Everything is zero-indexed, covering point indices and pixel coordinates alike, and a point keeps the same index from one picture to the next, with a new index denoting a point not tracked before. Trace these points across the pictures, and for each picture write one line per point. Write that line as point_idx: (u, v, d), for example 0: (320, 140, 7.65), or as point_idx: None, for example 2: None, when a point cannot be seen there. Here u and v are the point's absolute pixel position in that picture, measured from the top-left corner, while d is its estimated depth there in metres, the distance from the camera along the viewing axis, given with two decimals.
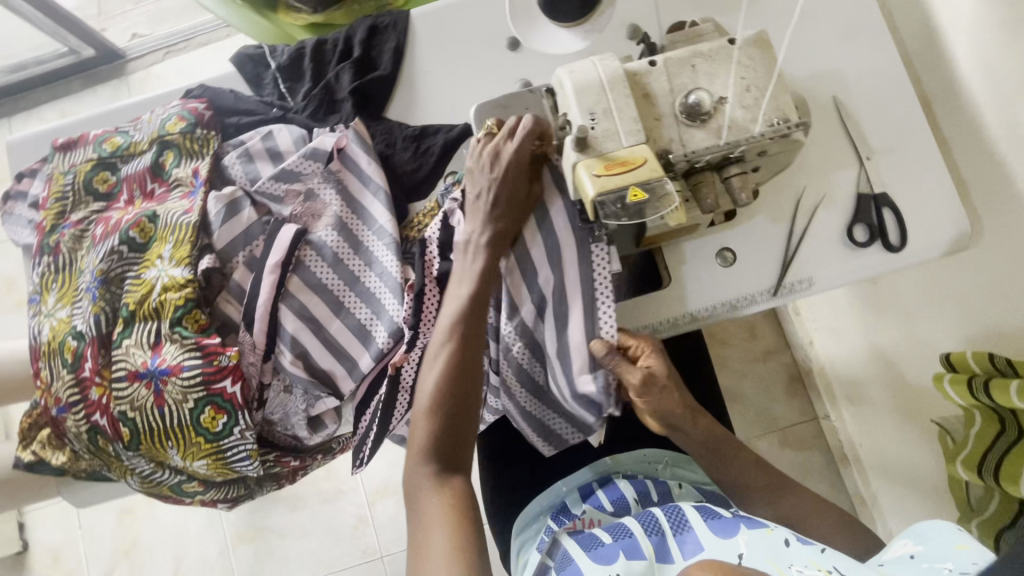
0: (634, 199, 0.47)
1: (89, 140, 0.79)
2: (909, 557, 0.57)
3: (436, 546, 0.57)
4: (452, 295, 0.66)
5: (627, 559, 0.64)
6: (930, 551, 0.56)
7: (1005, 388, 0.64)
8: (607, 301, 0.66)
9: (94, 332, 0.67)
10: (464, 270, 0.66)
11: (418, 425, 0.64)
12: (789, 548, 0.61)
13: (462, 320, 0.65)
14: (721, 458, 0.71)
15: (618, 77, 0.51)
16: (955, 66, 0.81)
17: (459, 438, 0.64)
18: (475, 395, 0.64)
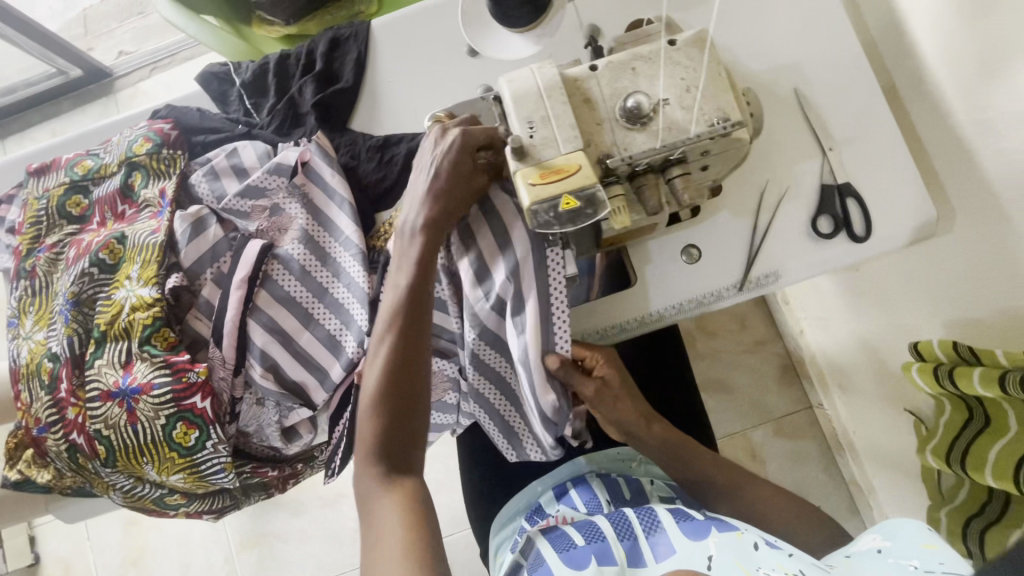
0: (567, 208, 0.49)
1: (61, 165, 0.81)
2: (876, 552, 0.57)
3: (390, 551, 0.54)
4: (394, 284, 0.65)
5: (598, 564, 0.63)
6: (897, 547, 0.55)
7: (968, 376, 0.68)
8: (562, 311, 0.66)
9: (68, 354, 0.69)
10: (405, 257, 0.65)
11: (364, 421, 0.61)
12: (757, 552, 0.61)
13: (404, 308, 0.63)
14: (677, 459, 0.74)
15: (554, 85, 0.51)
16: (919, 50, 0.80)
17: (408, 431, 0.61)
18: (420, 385, 0.62)
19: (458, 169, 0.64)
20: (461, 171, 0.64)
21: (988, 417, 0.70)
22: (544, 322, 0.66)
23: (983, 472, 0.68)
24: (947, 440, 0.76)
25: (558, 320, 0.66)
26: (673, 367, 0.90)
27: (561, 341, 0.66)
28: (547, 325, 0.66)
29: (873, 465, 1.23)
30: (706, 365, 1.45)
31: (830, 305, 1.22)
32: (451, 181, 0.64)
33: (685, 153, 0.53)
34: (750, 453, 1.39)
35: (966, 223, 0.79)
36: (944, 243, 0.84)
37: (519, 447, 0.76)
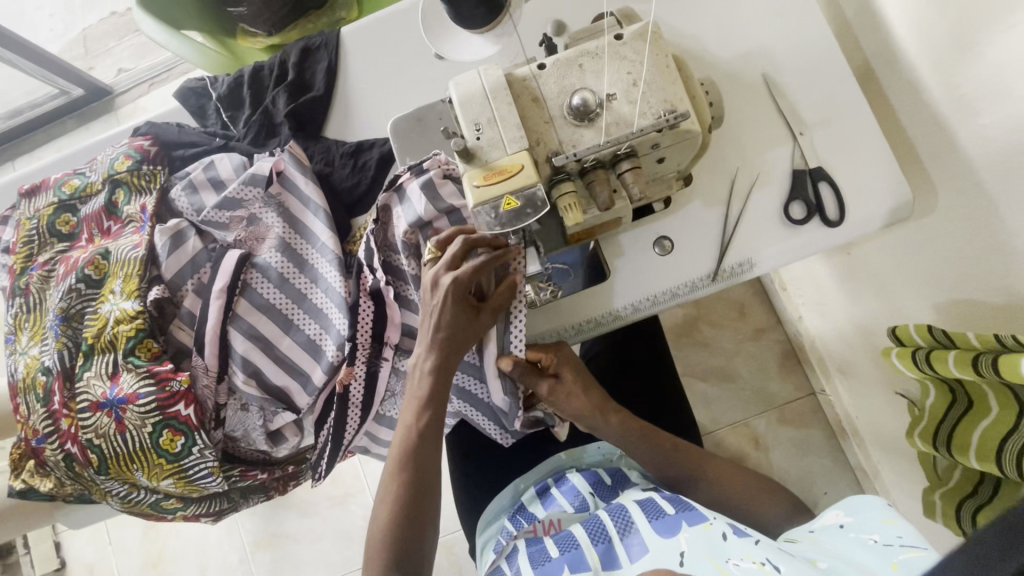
0: (508, 208, 0.50)
1: (50, 185, 0.84)
2: (839, 527, 0.61)
3: None
4: (418, 365, 0.66)
5: (571, 572, 0.64)
6: (860, 522, 0.59)
7: (944, 360, 0.67)
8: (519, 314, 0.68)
9: (59, 367, 0.72)
10: (425, 339, 0.66)
11: (384, 494, 0.65)
12: (726, 542, 0.62)
13: (427, 394, 0.65)
14: (647, 439, 0.75)
15: (499, 86, 0.52)
16: (892, 27, 0.78)
17: (419, 515, 0.64)
18: (433, 490, 0.66)
19: (457, 324, 0.64)
20: (461, 327, 0.64)
21: (970, 399, 0.69)
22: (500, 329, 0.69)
23: (967, 454, 0.68)
24: (934, 421, 0.75)
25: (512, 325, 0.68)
26: (655, 359, 0.90)
27: (515, 344, 0.69)
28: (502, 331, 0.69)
29: (876, 452, 1.22)
30: (704, 355, 1.44)
31: (824, 290, 1.21)
32: (451, 348, 0.65)
33: (633, 147, 0.53)
34: (752, 442, 1.38)
35: (948, 203, 0.78)
36: (927, 224, 0.83)
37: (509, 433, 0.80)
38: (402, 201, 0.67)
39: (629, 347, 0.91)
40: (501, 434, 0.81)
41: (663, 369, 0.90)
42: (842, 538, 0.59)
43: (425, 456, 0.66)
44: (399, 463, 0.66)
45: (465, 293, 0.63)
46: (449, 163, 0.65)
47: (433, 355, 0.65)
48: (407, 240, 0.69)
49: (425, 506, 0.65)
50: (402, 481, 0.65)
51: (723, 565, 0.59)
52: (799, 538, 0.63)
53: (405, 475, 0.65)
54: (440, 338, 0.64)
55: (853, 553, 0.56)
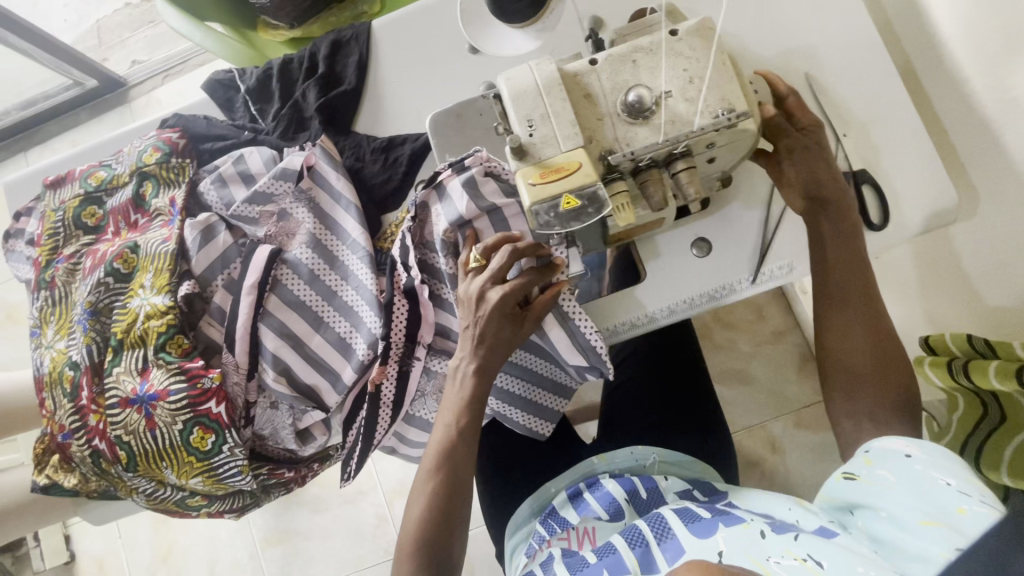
0: (568, 207, 0.48)
1: (76, 176, 0.82)
2: (904, 457, 0.58)
3: None
4: (459, 374, 0.66)
5: None
6: (926, 460, 0.56)
7: (983, 370, 0.66)
8: (576, 309, 0.67)
9: (87, 362, 0.71)
10: (466, 349, 0.65)
11: (414, 505, 0.64)
12: (765, 539, 0.61)
13: (465, 404, 0.65)
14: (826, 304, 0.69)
15: (552, 82, 0.51)
16: (937, 28, 0.77)
17: (449, 526, 0.63)
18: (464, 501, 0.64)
19: (501, 334, 0.63)
20: (505, 338, 0.64)
21: (1003, 413, 0.67)
22: (563, 321, 0.68)
23: (998, 470, 0.66)
24: (963, 433, 0.73)
25: (570, 308, 0.68)
26: (686, 360, 0.89)
27: (590, 333, 0.67)
28: (565, 323, 0.68)
29: None
30: (723, 357, 1.43)
31: None
32: (493, 357, 0.64)
33: (689, 146, 0.51)
34: (770, 446, 1.37)
35: (990, 207, 0.76)
36: (967, 229, 0.81)
37: (550, 420, 0.76)
38: (442, 198, 0.67)
39: (659, 348, 0.89)
40: (542, 425, 0.77)
41: (694, 371, 0.89)
42: (906, 472, 0.57)
43: (459, 466, 0.64)
44: (435, 465, 0.64)
45: (511, 303, 0.62)
46: (491, 159, 0.65)
47: (476, 360, 0.64)
48: (445, 240, 0.68)
49: (456, 516, 0.63)
50: (438, 484, 0.64)
51: (763, 562, 0.58)
52: (856, 468, 0.61)
53: (440, 477, 0.64)
54: (483, 347, 0.64)
55: (927, 498, 0.55)
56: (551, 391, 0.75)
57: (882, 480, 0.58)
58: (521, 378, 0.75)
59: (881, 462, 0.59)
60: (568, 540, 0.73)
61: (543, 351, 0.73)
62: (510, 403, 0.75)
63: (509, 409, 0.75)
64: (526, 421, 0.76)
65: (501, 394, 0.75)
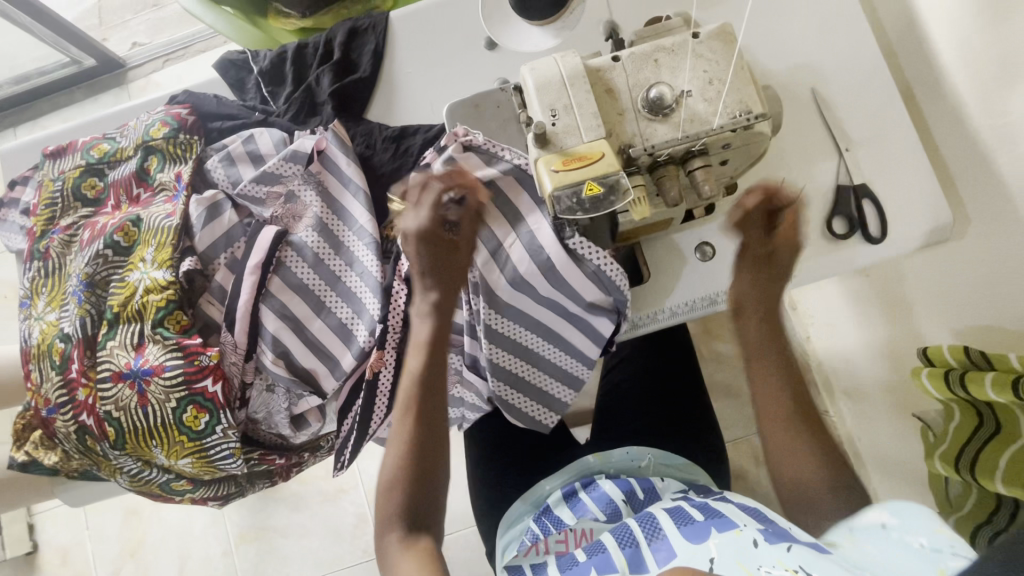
0: (589, 194, 0.49)
1: (77, 147, 0.81)
2: (880, 526, 0.59)
3: None
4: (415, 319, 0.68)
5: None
6: (905, 524, 0.57)
7: (980, 381, 0.68)
8: (598, 259, 0.66)
9: (80, 334, 0.69)
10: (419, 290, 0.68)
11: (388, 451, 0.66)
12: (756, 548, 0.60)
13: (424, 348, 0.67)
14: None
15: (577, 74, 0.52)
16: (936, 55, 0.80)
17: (423, 465, 0.65)
18: (434, 441, 0.66)
19: (435, 261, 0.65)
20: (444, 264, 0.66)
21: (998, 423, 0.69)
22: (580, 263, 0.67)
23: (992, 479, 0.68)
24: (956, 447, 0.75)
25: (585, 252, 0.66)
26: (682, 367, 0.90)
27: (616, 278, 0.67)
28: (584, 264, 0.67)
29: (876, 473, 1.22)
30: (712, 368, 1.44)
31: (838, 312, 1.22)
32: (444, 290, 0.66)
33: (706, 144, 0.53)
34: (753, 459, 1.38)
35: (981, 228, 0.79)
36: (958, 249, 0.83)
37: (556, 411, 0.77)
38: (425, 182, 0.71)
39: (656, 355, 0.90)
40: (546, 417, 0.77)
41: (691, 377, 0.89)
42: (882, 541, 0.57)
43: (425, 404, 0.66)
44: (403, 409, 0.67)
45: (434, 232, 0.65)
46: (464, 134, 0.68)
47: (427, 300, 0.67)
48: None
49: (427, 455, 0.66)
50: (408, 431, 0.66)
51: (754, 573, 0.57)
52: (837, 540, 0.61)
53: (410, 421, 0.66)
54: (429, 281, 0.66)
55: (897, 559, 0.54)
56: (557, 370, 0.74)
57: (860, 548, 0.58)
58: (521, 355, 0.73)
59: (860, 538, 0.59)
60: (564, 541, 0.72)
61: (542, 322, 0.71)
62: (510, 385, 0.74)
63: (513, 392, 0.75)
64: (529, 408, 0.77)
65: (502, 373, 0.73)
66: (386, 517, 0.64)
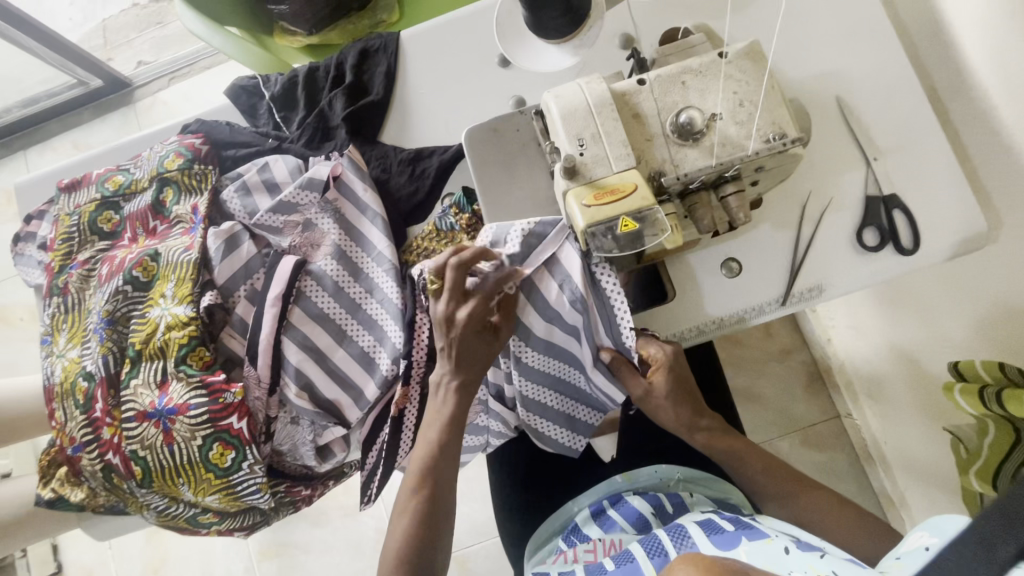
0: (625, 229, 0.48)
1: (92, 180, 0.80)
2: (925, 549, 0.52)
3: None
4: (436, 407, 0.66)
5: None
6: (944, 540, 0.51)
7: (1019, 399, 0.65)
8: (623, 309, 0.65)
9: (103, 373, 0.69)
10: (441, 391, 0.66)
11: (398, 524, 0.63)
12: (788, 556, 0.59)
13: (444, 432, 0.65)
14: None
15: (604, 100, 0.50)
16: (963, 57, 0.77)
17: (432, 540, 0.62)
18: (444, 521, 0.64)
19: (471, 347, 0.63)
20: (478, 355, 0.64)
21: None
22: (600, 297, 0.66)
23: None
24: (994, 461, 0.73)
25: (609, 287, 0.65)
26: (707, 381, 0.88)
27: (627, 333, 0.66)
28: (605, 303, 0.66)
29: (904, 477, 1.20)
30: (732, 373, 1.42)
31: (860, 314, 1.19)
32: (470, 370, 0.64)
33: (739, 170, 0.51)
34: None
35: (1014, 233, 0.76)
36: (990, 254, 0.81)
37: (584, 435, 0.76)
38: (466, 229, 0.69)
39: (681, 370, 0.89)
40: (574, 441, 0.76)
41: (716, 392, 0.88)
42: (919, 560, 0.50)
43: (441, 474, 0.64)
44: (415, 484, 0.64)
45: (474, 334, 0.63)
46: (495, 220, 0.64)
47: (458, 374, 0.65)
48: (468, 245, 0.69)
49: (439, 518, 0.63)
50: (421, 500, 0.63)
51: None
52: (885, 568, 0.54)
53: (422, 495, 0.63)
54: (460, 364, 0.64)
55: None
56: (586, 398, 0.74)
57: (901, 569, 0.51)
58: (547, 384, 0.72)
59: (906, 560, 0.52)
60: (593, 551, 0.72)
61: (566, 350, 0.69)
62: (532, 410, 0.73)
63: (535, 417, 0.74)
64: (555, 435, 0.76)
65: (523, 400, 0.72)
66: None
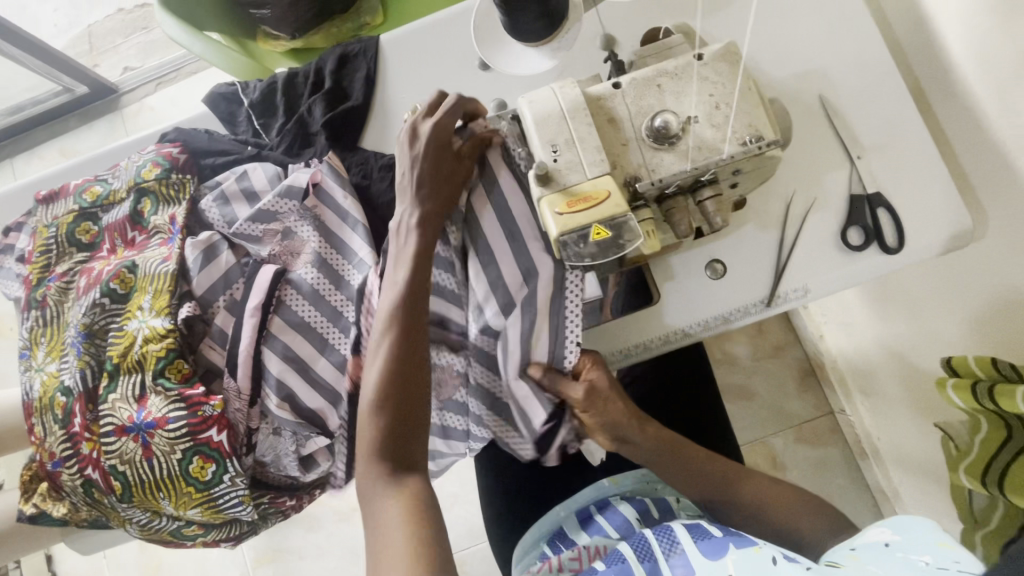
0: (598, 238, 0.47)
1: (70, 191, 0.79)
2: (883, 545, 0.55)
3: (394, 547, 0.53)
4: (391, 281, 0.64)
5: None
6: (906, 541, 0.53)
7: (1011, 395, 0.65)
8: (574, 324, 0.66)
9: (81, 387, 0.68)
10: (400, 252, 0.65)
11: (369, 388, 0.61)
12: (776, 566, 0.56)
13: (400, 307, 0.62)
14: None
15: (577, 105, 0.49)
16: (947, 52, 0.77)
17: (405, 413, 0.60)
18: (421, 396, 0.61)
19: (439, 160, 0.66)
20: (445, 169, 0.66)
21: None
22: (560, 297, 0.66)
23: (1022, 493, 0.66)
24: (983, 458, 0.72)
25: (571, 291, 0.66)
26: (696, 384, 0.88)
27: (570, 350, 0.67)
28: (561, 304, 0.66)
29: (898, 473, 1.20)
30: (725, 371, 1.42)
31: (851, 311, 1.19)
32: (434, 219, 0.65)
33: (716, 173, 0.51)
34: (771, 461, 1.36)
35: (1001, 229, 0.76)
36: (977, 249, 0.80)
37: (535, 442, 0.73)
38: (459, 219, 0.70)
39: (670, 372, 0.88)
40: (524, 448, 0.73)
41: (705, 394, 0.87)
42: (887, 558, 0.52)
43: (411, 339, 0.61)
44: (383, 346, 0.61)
45: (444, 145, 0.66)
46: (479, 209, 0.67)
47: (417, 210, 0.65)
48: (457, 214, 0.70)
49: (417, 364, 0.61)
50: (392, 364, 0.61)
51: None
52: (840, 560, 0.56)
53: (392, 362, 0.61)
54: (423, 193, 0.66)
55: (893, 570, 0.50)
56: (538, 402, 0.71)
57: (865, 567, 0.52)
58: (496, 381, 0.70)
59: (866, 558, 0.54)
60: (578, 558, 0.71)
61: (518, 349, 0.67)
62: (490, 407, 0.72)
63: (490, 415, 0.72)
64: (506, 437, 0.73)
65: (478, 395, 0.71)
66: (368, 467, 0.59)
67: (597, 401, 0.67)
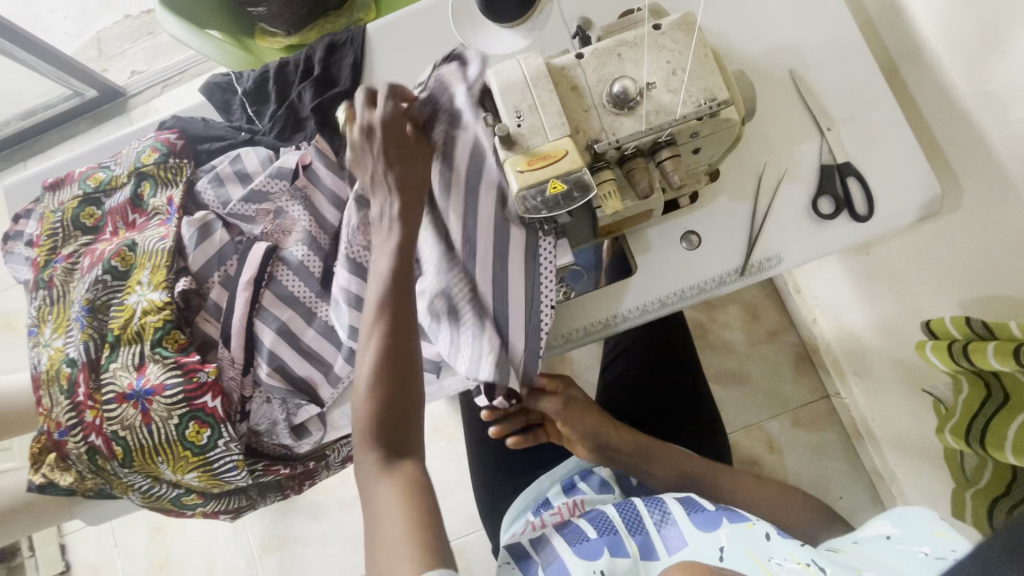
0: (555, 190, 0.52)
1: (75, 177, 0.83)
2: (885, 538, 0.57)
3: (391, 537, 0.50)
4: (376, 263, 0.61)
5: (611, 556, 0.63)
6: (908, 534, 0.55)
7: (982, 351, 0.66)
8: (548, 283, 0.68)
9: (84, 358, 0.72)
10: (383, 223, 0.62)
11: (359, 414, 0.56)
12: (769, 542, 0.59)
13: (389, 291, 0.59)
14: None
15: (539, 73, 0.52)
16: (916, 26, 0.79)
17: (400, 422, 0.56)
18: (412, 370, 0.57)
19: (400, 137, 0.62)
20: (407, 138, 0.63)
21: (1006, 393, 0.68)
22: (535, 263, 0.69)
23: (1003, 450, 0.67)
24: (966, 419, 0.74)
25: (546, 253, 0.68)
26: (679, 359, 0.90)
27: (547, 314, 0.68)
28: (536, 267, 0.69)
29: (892, 453, 1.20)
30: (720, 357, 1.43)
31: (840, 292, 1.20)
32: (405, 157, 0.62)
33: (673, 134, 0.53)
34: (766, 445, 1.37)
35: (975, 198, 0.77)
36: (953, 220, 0.82)
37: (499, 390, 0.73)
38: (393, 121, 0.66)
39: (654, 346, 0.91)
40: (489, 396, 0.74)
41: (689, 367, 0.89)
42: (885, 549, 0.55)
43: (403, 320, 0.58)
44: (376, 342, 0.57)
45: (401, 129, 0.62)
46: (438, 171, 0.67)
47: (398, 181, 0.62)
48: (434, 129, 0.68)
49: (409, 365, 0.57)
50: (382, 370, 0.56)
51: (765, 562, 0.56)
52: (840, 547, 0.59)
53: (385, 363, 0.56)
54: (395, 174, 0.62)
55: (896, 561, 0.52)
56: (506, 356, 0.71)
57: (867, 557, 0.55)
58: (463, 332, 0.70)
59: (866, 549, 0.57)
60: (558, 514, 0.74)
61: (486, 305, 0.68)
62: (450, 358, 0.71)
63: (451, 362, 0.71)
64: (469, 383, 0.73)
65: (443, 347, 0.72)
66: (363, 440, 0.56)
67: (571, 409, 0.80)
